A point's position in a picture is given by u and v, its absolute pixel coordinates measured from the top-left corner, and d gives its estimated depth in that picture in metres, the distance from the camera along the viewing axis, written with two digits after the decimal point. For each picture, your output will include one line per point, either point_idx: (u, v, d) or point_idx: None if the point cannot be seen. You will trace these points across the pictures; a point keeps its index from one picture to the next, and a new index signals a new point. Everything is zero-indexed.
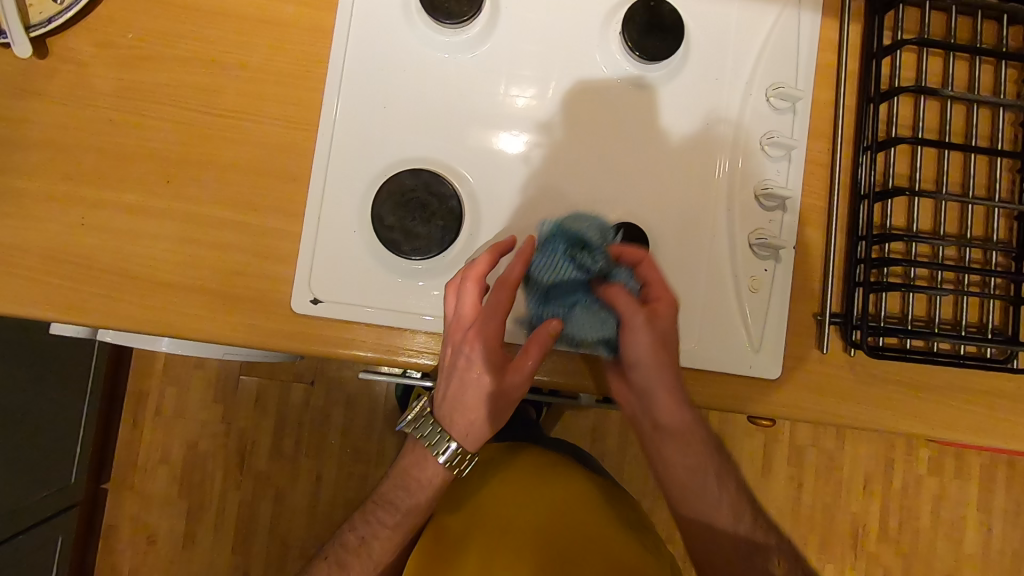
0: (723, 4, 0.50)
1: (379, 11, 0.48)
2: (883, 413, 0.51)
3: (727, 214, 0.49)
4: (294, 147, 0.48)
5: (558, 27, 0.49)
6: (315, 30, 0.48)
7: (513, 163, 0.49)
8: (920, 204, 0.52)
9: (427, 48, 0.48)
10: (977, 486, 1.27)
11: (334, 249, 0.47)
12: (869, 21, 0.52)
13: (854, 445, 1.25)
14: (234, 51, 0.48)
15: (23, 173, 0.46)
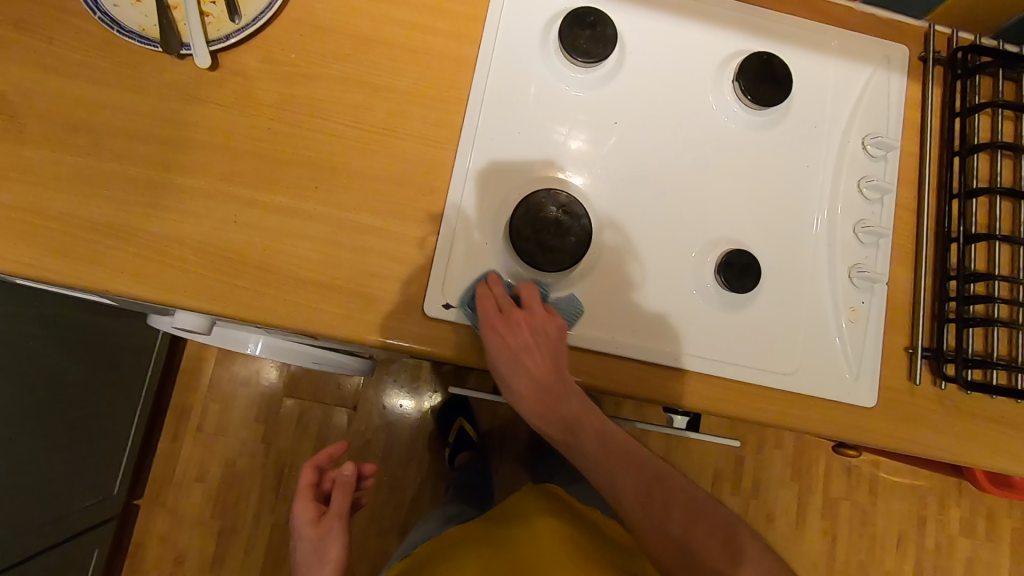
0: (824, 62, 0.57)
1: (521, 49, 0.53)
2: (974, 447, 0.53)
3: (828, 250, 0.54)
4: (435, 164, 0.52)
5: (678, 73, 0.55)
6: (459, 61, 0.53)
7: (631, 187, 0.53)
8: (1002, 250, 0.55)
9: (562, 83, 0.53)
10: (1008, 550, 1.29)
11: (468, 259, 0.50)
12: (952, 84, 0.57)
13: (885, 501, 1.27)
14: (386, 75, 0.52)
15: (185, 171, 0.49)
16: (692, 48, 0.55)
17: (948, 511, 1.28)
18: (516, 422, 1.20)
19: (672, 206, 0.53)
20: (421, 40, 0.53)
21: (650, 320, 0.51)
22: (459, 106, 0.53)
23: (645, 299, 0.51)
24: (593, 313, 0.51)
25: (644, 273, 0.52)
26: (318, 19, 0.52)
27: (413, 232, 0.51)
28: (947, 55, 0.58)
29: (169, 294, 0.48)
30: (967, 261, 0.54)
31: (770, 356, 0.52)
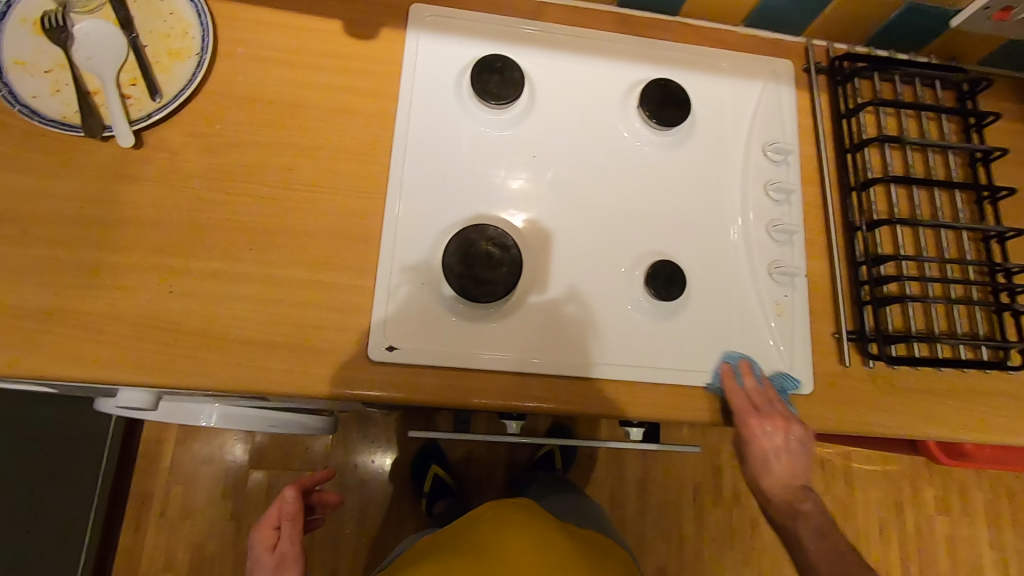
0: (719, 83, 0.62)
1: (436, 98, 0.56)
2: (909, 418, 0.56)
3: (747, 251, 0.57)
4: (367, 213, 0.53)
5: (591, 106, 0.59)
6: (380, 115, 0.56)
7: (591, 229, 0.56)
8: (903, 233, 0.61)
9: (479, 126, 0.56)
10: (986, 523, 1.32)
11: (406, 300, 0.52)
12: (834, 90, 0.63)
13: (863, 492, 1.30)
14: (309, 135, 0.54)
15: (117, 251, 0.49)
16: (593, 80, 0.59)
17: (923, 492, 1.32)
18: (491, 463, 1.19)
19: (594, 230, 0.56)
20: (341, 99, 0.56)
21: (575, 339, 0.53)
22: (383, 157, 0.55)
23: (592, 324, 0.53)
24: (523, 337, 0.52)
25: (612, 307, 0.54)
26: (240, 90, 0.55)
27: (349, 282, 0.52)
28: (827, 66, 0.64)
29: (112, 376, 0.47)
30: (875, 247, 0.59)
31: (708, 359, 0.54)
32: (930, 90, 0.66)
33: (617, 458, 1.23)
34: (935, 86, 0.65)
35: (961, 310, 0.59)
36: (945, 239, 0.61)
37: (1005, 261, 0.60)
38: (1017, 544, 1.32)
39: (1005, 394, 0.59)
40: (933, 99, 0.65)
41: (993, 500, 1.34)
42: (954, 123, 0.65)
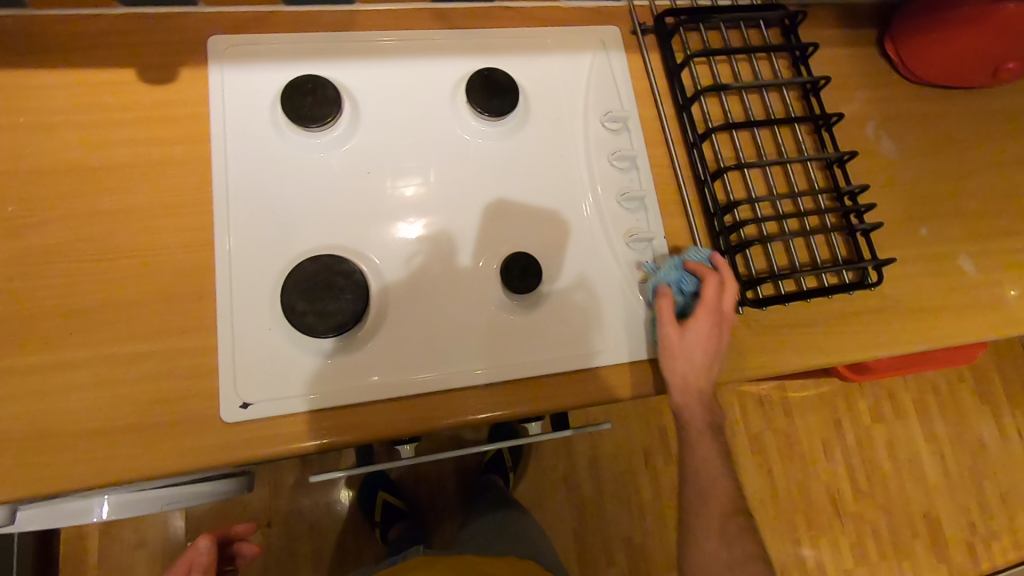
0: (549, 62, 0.70)
1: (259, 138, 0.62)
2: (733, 357, 0.64)
3: (604, 230, 0.66)
4: (204, 277, 0.59)
5: (417, 108, 0.66)
6: (200, 187, 0.61)
7: (415, 245, 0.62)
8: (734, 179, 0.74)
9: (311, 150, 0.63)
10: (915, 421, 1.45)
11: (253, 351, 0.57)
12: (616, 73, 0.71)
13: (799, 417, 1.42)
14: (139, 223, 0.59)
15: (17, 354, 0.54)
16: (386, 84, 0.66)
17: (858, 404, 1.45)
18: (434, 467, 1.37)
19: (422, 234, 0.63)
20: (161, 181, 0.61)
21: (416, 356, 0.59)
22: (227, 202, 0.60)
23: (430, 334, 0.60)
24: (386, 343, 0.59)
25: (438, 315, 0.61)
26: (59, 189, 0.58)
27: (226, 329, 0.57)
28: (654, 23, 0.73)
29: (32, 468, 0.52)
30: (728, 192, 0.70)
31: (571, 336, 0.63)
32: (737, 32, 0.78)
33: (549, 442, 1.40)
34: (709, 65, 0.76)
35: (779, 247, 0.76)
36: (769, 179, 0.76)
37: (845, 185, 0.77)
38: (951, 432, 1.45)
39: None
40: (710, 74, 0.76)
41: (920, 395, 1.46)
42: (732, 96, 0.77)
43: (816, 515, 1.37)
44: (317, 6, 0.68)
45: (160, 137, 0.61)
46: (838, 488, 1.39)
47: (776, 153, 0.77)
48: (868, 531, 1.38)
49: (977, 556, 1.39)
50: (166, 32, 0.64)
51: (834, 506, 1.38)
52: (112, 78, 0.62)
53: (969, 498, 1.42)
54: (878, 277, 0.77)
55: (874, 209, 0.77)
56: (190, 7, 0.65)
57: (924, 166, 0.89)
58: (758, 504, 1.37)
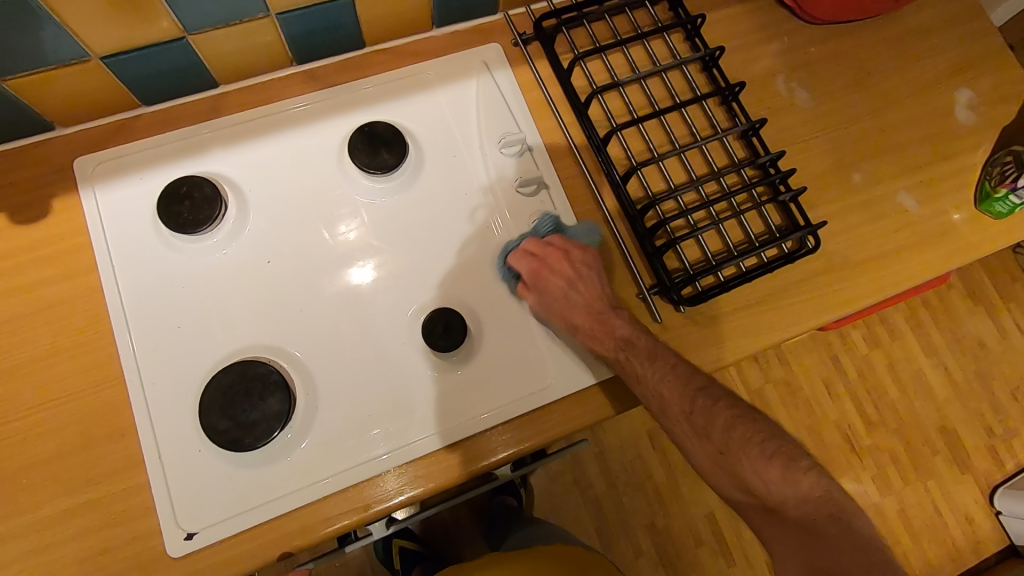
0: (554, 84, 0.70)
1: (300, 223, 0.62)
2: (768, 320, 0.65)
3: (628, 236, 0.66)
4: (225, 381, 0.54)
5: (458, 149, 0.66)
6: (213, 289, 0.59)
7: (479, 282, 0.62)
8: (669, 165, 0.68)
9: (380, 199, 0.64)
10: (911, 338, 1.50)
11: (340, 427, 0.57)
12: (565, 85, 0.68)
13: (797, 362, 1.47)
14: (160, 343, 0.57)
15: (115, 479, 0.54)
16: (434, 116, 0.67)
17: (851, 336, 1.49)
18: (454, 513, 1.29)
19: (475, 276, 0.63)
20: (172, 294, 0.59)
21: (499, 385, 0.60)
22: (295, 278, 0.61)
23: (498, 366, 0.60)
24: (480, 373, 0.60)
25: (511, 348, 0.61)
26: (73, 338, 0.57)
27: (299, 409, 0.56)
28: (534, 32, 0.71)
29: None
30: (644, 188, 0.66)
31: None
32: (644, 11, 0.73)
33: (576, 455, 1.33)
34: (663, 38, 0.72)
35: (748, 216, 0.67)
36: (709, 153, 0.68)
37: (768, 151, 0.67)
38: (947, 340, 1.50)
39: (834, 259, 0.68)
40: (668, 50, 0.72)
41: (910, 313, 1.51)
42: (695, 66, 0.71)
43: (832, 453, 1.42)
44: (324, 60, 0.68)
45: (172, 222, 0.57)
46: (850, 423, 1.44)
47: (714, 127, 0.69)
48: (884, 458, 1.43)
49: (995, 455, 1.44)
50: (177, 125, 0.64)
51: (848, 442, 1.43)
52: (121, 186, 0.61)
53: (977, 402, 1.47)
54: (819, 240, 0.65)
55: (795, 170, 0.65)
56: (198, 94, 0.65)
57: (960, 38, 0.79)
58: None
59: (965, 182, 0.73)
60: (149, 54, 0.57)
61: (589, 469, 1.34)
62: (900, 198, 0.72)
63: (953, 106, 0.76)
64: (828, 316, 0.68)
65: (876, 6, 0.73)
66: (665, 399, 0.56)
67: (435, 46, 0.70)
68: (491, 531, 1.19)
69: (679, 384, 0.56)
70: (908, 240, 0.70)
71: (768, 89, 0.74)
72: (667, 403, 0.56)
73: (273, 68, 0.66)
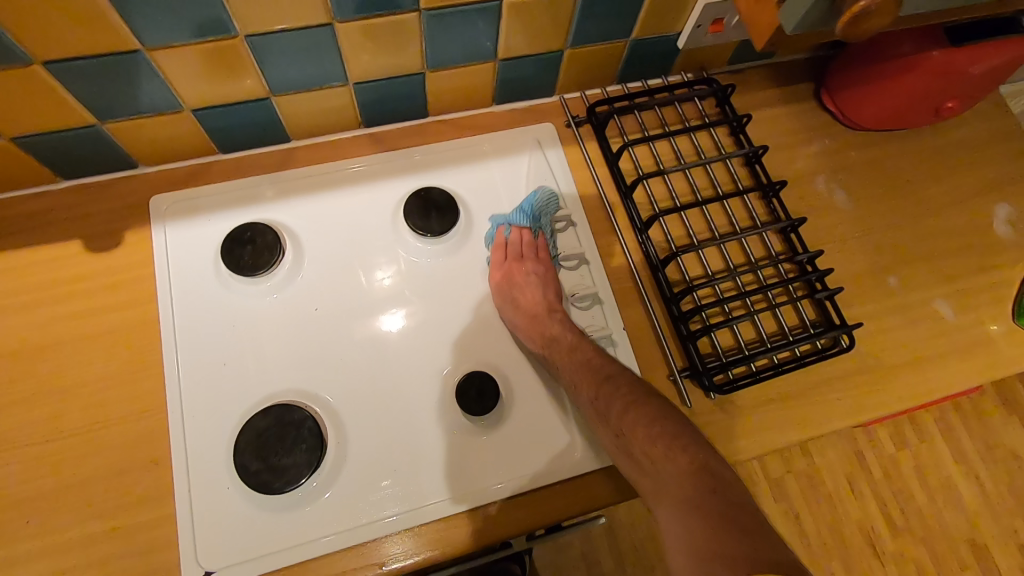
0: (601, 165, 0.74)
1: (351, 273, 0.65)
2: (798, 415, 0.65)
3: (662, 317, 0.67)
4: (262, 421, 0.55)
5: (505, 215, 0.69)
6: (263, 330, 0.62)
7: (514, 347, 0.64)
8: (707, 253, 0.70)
9: (428, 259, 0.66)
10: (941, 442, 1.45)
11: (365, 480, 0.58)
12: (613, 167, 0.71)
13: (820, 455, 1.43)
14: (205, 378, 0.59)
15: (143, 508, 0.55)
16: (486, 185, 0.70)
17: (877, 435, 1.45)
18: None
19: (511, 341, 0.64)
20: (221, 331, 0.61)
21: (526, 452, 0.60)
22: (339, 327, 0.63)
23: (525, 434, 0.61)
24: (507, 439, 0.61)
25: (539, 417, 0.62)
26: (126, 364, 0.60)
27: (328, 457, 0.58)
28: (586, 115, 0.75)
29: None
30: (682, 273, 0.68)
31: None
32: (692, 105, 0.77)
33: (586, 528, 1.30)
34: (709, 132, 0.75)
35: (783, 308, 0.68)
36: (747, 245, 0.70)
37: (806, 247, 0.69)
38: (980, 449, 1.45)
39: (867, 360, 0.69)
40: (712, 143, 0.75)
41: (940, 418, 1.47)
42: (738, 159, 0.75)
43: (854, 556, 1.36)
44: (389, 124, 0.73)
45: (233, 263, 0.61)
46: (873, 525, 1.38)
47: (754, 220, 0.71)
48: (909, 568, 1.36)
49: None
50: (247, 173, 0.68)
51: (871, 546, 1.37)
52: (191, 226, 0.65)
53: (1011, 518, 1.40)
54: (854, 339, 0.66)
55: (832, 270, 0.66)
56: (270, 146, 0.70)
57: (999, 154, 0.81)
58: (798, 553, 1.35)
59: (1004, 295, 0.74)
60: (236, 109, 0.62)
61: (598, 543, 1.30)
62: (936, 304, 0.72)
63: (991, 220, 0.77)
64: (860, 418, 0.67)
65: (916, 118, 0.76)
66: (590, 382, 0.58)
67: (493, 121, 0.74)
68: None
69: (685, 479, 0.50)
70: (944, 348, 0.70)
71: (808, 187, 0.76)
72: (599, 433, 0.57)
73: (342, 129, 0.71)
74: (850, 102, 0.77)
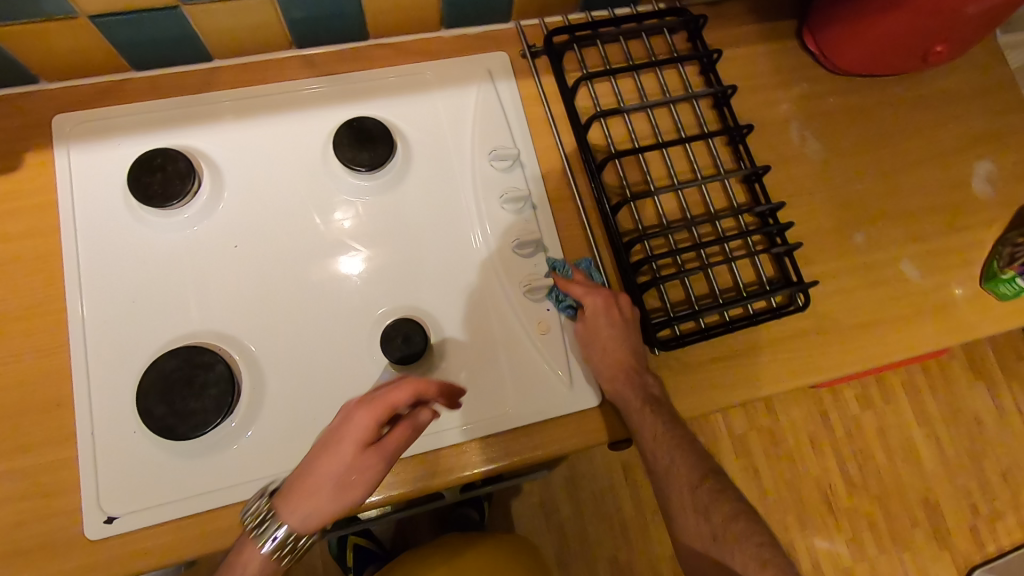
0: (554, 102, 0.68)
1: (278, 207, 0.60)
2: (743, 375, 0.63)
3: (608, 269, 0.63)
4: (167, 365, 0.52)
5: (448, 150, 0.64)
6: (177, 266, 0.57)
7: (449, 294, 0.60)
8: (664, 200, 0.65)
9: (362, 196, 0.61)
10: (906, 405, 1.45)
11: (281, 427, 0.55)
12: (569, 102, 0.65)
13: (786, 413, 1.43)
14: (111, 317, 0.55)
15: (42, 451, 0.52)
16: (429, 118, 0.64)
17: (842, 393, 1.45)
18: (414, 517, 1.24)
19: (447, 285, 0.60)
20: (128, 266, 0.57)
21: (457, 406, 0.57)
22: (261, 263, 0.59)
23: (454, 387, 0.57)
24: None
25: (473, 369, 0.58)
26: (27, 298, 0.55)
27: (243, 402, 0.54)
28: (544, 45, 0.68)
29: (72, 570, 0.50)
30: (635, 219, 0.64)
31: (576, 376, 0.60)
32: (661, 39, 0.71)
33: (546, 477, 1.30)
34: (677, 69, 0.70)
35: (739, 263, 0.64)
36: (707, 193, 0.66)
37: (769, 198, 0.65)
38: (941, 413, 1.45)
39: (820, 320, 0.65)
40: (680, 81, 0.70)
41: (907, 380, 1.46)
42: (706, 101, 0.69)
43: (810, 512, 1.38)
44: (325, 46, 0.66)
45: (141, 193, 0.56)
46: (831, 481, 1.40)
47: (717, 167, 0.67)
48: (862, 524, 1.38)
49: (979, 537, 1.39)
50: (164, 94, 0.62)
51: (826, 503, 1.38)
52: (97, 150, 0.59)
53: (966, 480, 1.42)
54: (810, 298, 0.63)
55: (793, 224, 0.62)
56: (190, 66, 0.63)
57: (988, 107, 0.76)
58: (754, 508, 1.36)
59: (974, 258, 0.70)
60: (146, 19, 0.55)
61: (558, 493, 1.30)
62: (900, 264, 0.69)
63: (970, 177, 0.73)
64: (809, 380, 0.65)
65: (901, 63, 0.70)
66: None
67: (440, 47, 0.68)
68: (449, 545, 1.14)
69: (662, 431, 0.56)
70: (903, 310, 0.67)
71: (778, 134, 0.71)
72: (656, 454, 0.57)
73: (271, 50, 0.64)
74: (832, 43, 0.71)
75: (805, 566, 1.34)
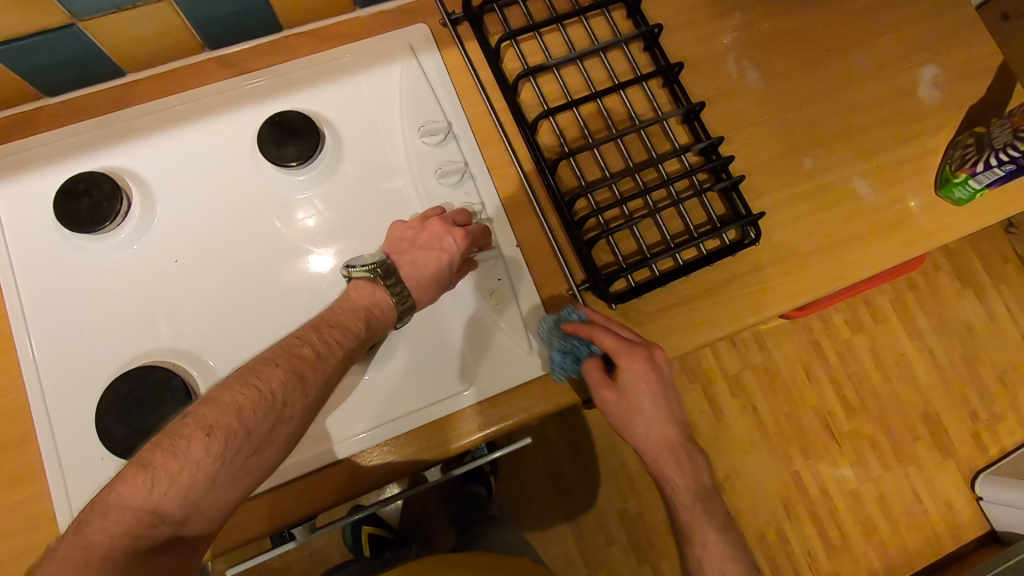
0: (482, 68, 0.66)
1: (214, 215, 0.59)
2: (704, 315, 0.62)
3: (556, 231, 0.63)
4: (122, 388, 0.52)
5: (379, 133, 0.62)
6: (121, 289, 0.57)
7: None
8: (605, 151, 0.65)
9: (298, 192, 0.60)
10: (897, 322, 1.46)
11: None
12: (496, 66, 0.64)
13: (778, 347, 1.43)
14: (63, 348, 0.55)
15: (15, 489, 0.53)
16: (356, 102, 0.63)
17: (831, 320, 1.45)
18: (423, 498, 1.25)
19: None
20: (73, 296, 0.56)
21: (424, 387, 0.58)
22: (205, 274, 0.58)
23: (418, 369, 0.58)
24: (402, 374, 0.58)
25: (435, 348, 0.59)
26: None
27: None
28: (463, 11, 0.66)
29: None
30: (576, 175, 0.63)
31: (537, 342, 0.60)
32: None
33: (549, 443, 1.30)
34: (604, 14, 0.68)
35: (688, 204, 0.64)
36: (647, 138, 0.65)
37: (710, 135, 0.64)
38: (933, 325, 1.46)
39: (777, 251, 0.65)
40: (608, 28, 0.68)
41: (895, 297, 1.46)
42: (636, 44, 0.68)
43: (812, 440, 1.39)
44: (238, 44, 0.64)
45: (69, 220, 0.55)
46: (829, 407, 1.41)
47: (655, 110, 0.66)
48: (864, 445, 1.40)
49: (980, 441, 1.41)
50: (81, 117, 0.61)
51: (827, 429, 1.40)
52: (22, 184, 0.58)
53: (963, 388, 1.43)
54: (761, 231, 0.62)
55: (735, 158, 0.61)
56: (104, 84, 0.61)
57: (928, 9, 0.74)
58: (757, 444, 1.38)
59: (927, 166, 0.69)
60: (44, 41, 0.53)
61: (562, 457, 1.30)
62: (853, 183, 0.68)
63: (917, 84, 0.71)
64: (772, 311, 0.64)
65: None
66: (181, 456, 0.41)
67: (357, 27, 0.66)
68: (459, 521, 1.15)
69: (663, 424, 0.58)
70: (860, 229, 0.67)
71: (715, 68, 0.70)
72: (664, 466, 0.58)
73: (184, 56, 0.63)
74: None
75: (812, 492, 1.37)
